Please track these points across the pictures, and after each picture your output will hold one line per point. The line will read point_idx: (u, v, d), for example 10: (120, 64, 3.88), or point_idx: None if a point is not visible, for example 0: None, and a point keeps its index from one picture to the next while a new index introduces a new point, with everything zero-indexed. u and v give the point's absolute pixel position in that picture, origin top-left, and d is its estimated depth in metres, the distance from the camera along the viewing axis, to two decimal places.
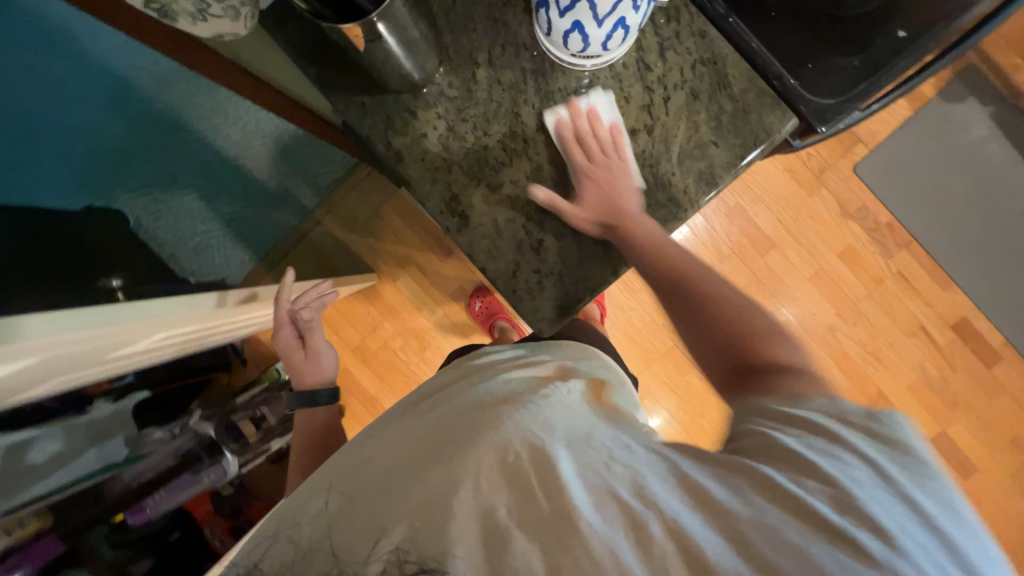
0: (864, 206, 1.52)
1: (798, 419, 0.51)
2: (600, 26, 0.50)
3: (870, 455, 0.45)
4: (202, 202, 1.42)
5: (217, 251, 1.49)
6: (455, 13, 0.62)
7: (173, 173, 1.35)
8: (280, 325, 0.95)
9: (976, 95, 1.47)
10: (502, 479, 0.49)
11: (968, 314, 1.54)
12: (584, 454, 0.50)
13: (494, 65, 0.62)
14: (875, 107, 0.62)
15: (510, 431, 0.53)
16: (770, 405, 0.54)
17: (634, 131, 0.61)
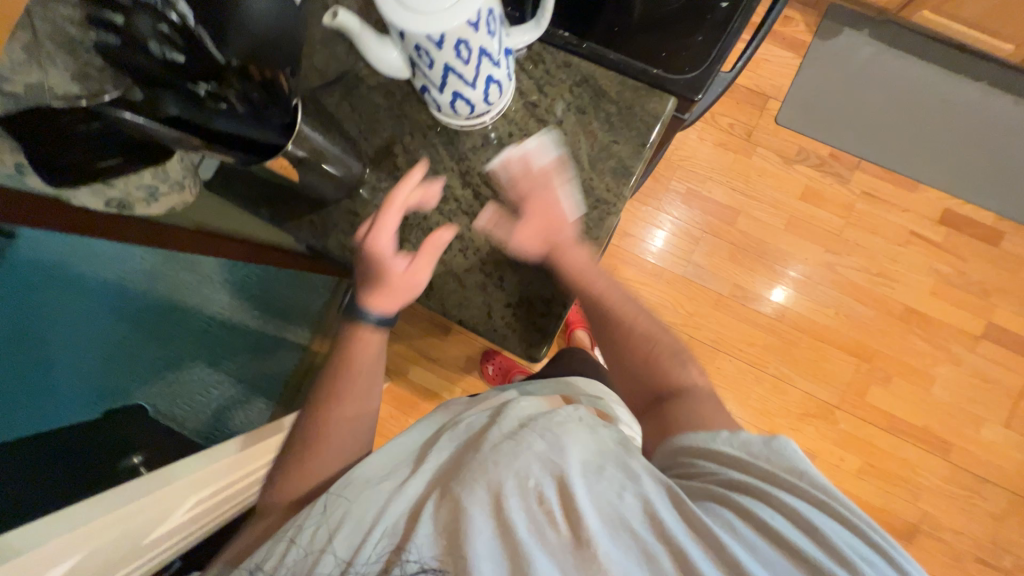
0: (802, 148, 1.60)
1: (719, 462, 0.58)
2: (475, 89, 0.58)
3: (795, 504, 0.51)
4: (208, 368, 1.40)
5: (232, 409, 1.41)
6: (363, 123, 0.72)
7: (176, 354, 1.37)
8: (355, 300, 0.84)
9: (847, 25, 1.62)
10: (525, 503, 0.51)
11: (948, 205, 1.55)
12: (600, 482, 0.52)
13: (409, 151, 0.71)
14: (741, 64, 0.69)
15: (528, 456, 0.54)
16: (698, 450, 0.60)
17: (544, 157, 0.68)
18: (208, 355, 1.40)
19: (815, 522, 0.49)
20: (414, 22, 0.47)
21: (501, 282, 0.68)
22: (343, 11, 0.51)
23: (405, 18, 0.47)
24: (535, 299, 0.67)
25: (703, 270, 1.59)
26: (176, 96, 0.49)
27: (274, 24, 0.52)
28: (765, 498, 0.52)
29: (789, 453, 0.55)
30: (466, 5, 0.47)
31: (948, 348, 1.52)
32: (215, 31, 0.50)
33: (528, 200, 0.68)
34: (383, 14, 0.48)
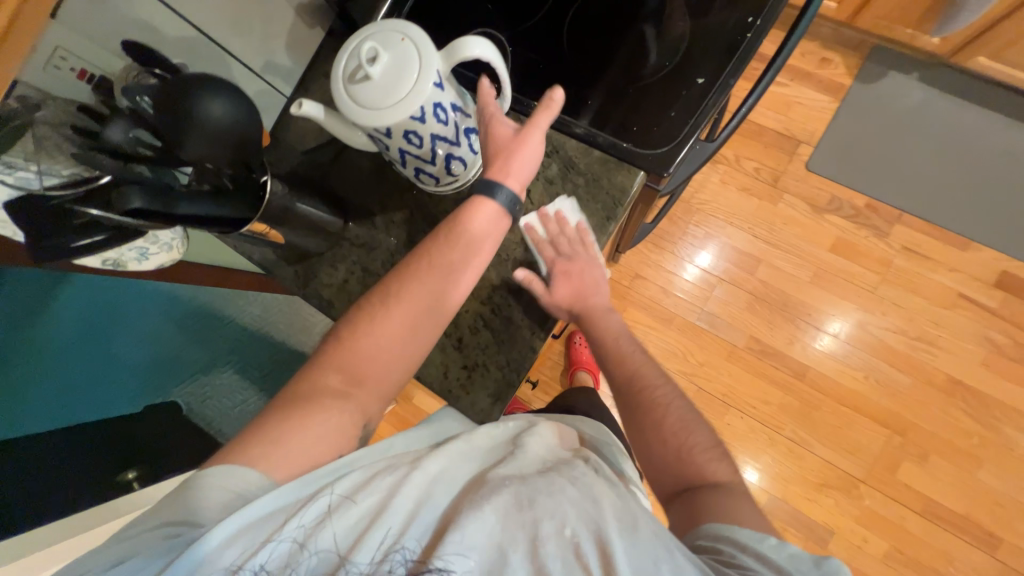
0: (834, 197, 1.50)
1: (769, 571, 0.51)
2: (435, 165, 0.61)
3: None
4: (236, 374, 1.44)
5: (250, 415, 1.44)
6: (348, 182, 0.77)
7: (211, 359, 1.39)
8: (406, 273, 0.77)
9: (893, 69, 1.52)
10: (563, 554, 0.46)
11: (1006, 267, 1.40)
12: (638, 547, 0.48)
13: (386, 210, 0.75)
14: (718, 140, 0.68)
15: (566, 503, 0.50)
16: (746, 547, 0.54)
17: (510, 224, 0.70)
18: (239, 363, 1.45)
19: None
20: (360, 114, 0.51)
21: (458, 343, 0.70)
22: (308, 101, 0.55)
23: (352, 111, 0.50)
24: (491, 363, 0.69)
25: (717, 319, 1.52)
26: (139, 185, 0.47)
27: (233, 129, 0.47)
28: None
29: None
30: (408, 103, 0.50)
31: (999, 428, 1.36)
32: (167, 130, 0.45)
33: (491, 265, 0.70)
34: (336, 105, 0.52)
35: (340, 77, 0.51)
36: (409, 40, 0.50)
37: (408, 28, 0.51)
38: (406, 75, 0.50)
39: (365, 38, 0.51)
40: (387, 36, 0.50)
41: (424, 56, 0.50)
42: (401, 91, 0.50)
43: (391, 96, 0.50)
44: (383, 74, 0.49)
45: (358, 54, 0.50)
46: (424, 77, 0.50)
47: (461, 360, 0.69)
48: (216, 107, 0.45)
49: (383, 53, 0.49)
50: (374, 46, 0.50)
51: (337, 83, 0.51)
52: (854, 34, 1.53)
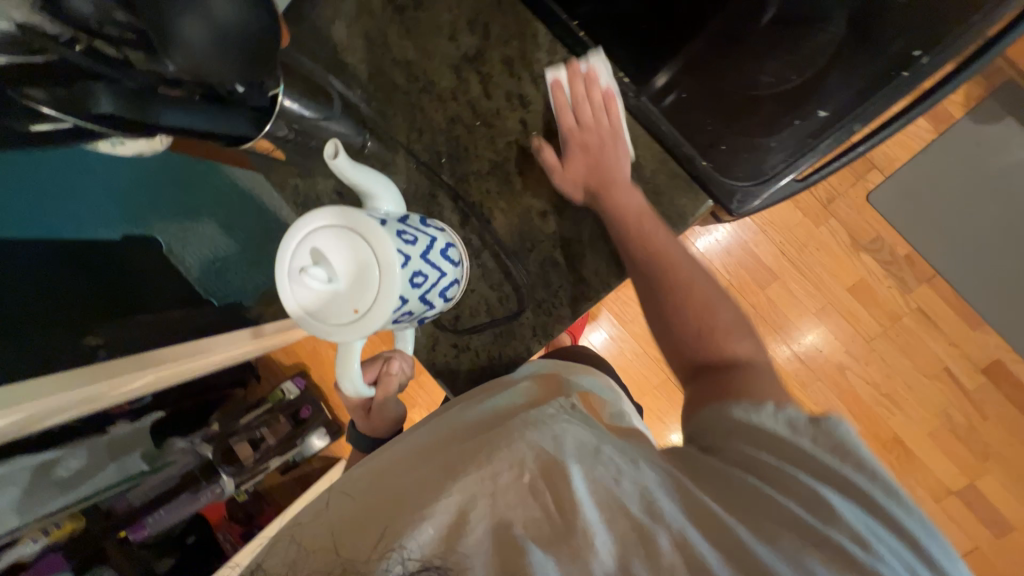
0: (879, 238, 1.40)
1: (781, 453, 0.42)
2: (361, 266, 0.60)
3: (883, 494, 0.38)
4: (221, 231, 1.33)
5: (232, 274, 1.36)
6: (377, 99, 0.65)
7: (195, 205, 1.30)
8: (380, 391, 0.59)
9: (1013, 115, 1.32)
10: (516, 496, 0.41)
11: (1002, 357, 1.38)
12: (598, 466, 0.43)
13: (412, 149, 0.64)
14: (813, 180, 0.56)
15: (520, 443, 0.45)
16: (754, 433, 0.44)
17: (545, 213, 0.62)
18: (224, 220, 1.32)
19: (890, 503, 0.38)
20: (282, 255, 0.46)
21: (455, 322, 0.65)
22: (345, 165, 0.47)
23: (282, 253, 0.45)
24: (481, 351, 0.65)
25: None
26: (112, 82, 0.39)
27: (228, 35, 0.38)
28: (845, 489, 0.39)
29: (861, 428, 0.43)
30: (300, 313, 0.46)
31: (914, 490, 1.46)
32: (152, 24, 0.37)
33: (512, 251, 0.63)
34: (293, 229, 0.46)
35: (315, 236, 0.45)
36: (354, 312, 0.45)
37: (377, 308, 0.45)
38: (317, 313, 0.46)
39: (353, 266, 0.45)
40: (363, 289, 0.45)
41: (342, 330, 0.46)
42: (299, 305, 0.46)
43: (292, 294, 0.46)
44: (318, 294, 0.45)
45: (326, 265, 0.44)
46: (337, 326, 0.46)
47: (451, 338, 0.66)
48: (215, 7, 0.37)
49: (332, 288, 0.44)
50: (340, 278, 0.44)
51: (307, 236, 0.45)
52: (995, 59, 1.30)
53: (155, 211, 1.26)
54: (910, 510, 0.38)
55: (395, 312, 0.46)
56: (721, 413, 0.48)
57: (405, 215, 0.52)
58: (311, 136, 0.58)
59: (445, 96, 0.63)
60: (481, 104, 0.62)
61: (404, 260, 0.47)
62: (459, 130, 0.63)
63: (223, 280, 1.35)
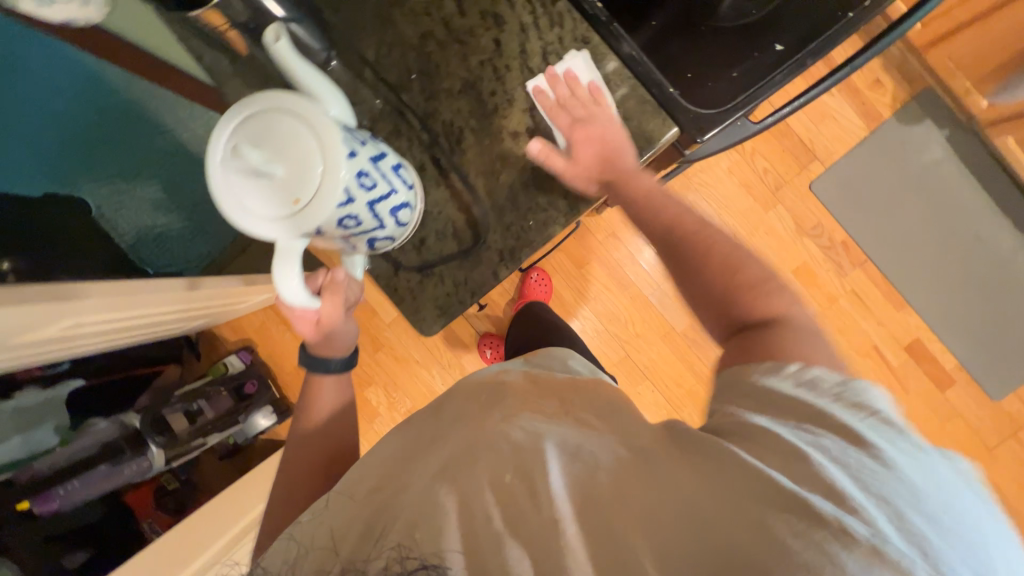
0: (819, 224, 1.50)
1: (827, 422, 0.38)
2: (384, 227, 0.52)
3: (934, 497, 0.33)
4: (162, 194, 1.30)
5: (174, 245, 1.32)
6: (343, 10, 0.62)
7: (136, 164, 1.28)
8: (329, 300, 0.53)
9: (932, 117, 1.46)
10: (508, 500, 0.40)
11: (921, 336, 1.49)
12: (583, 472, 0.41)
13: (381, 63, 0.62)
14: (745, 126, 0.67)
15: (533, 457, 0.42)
16: (815, 411, 0.39)
17: (516, 133, 0.61)
18: (165, 183, 1.30)
19: (914, 474, 0.34)
20: (211, 150, 0.39)
21: (419, 246, 0.63)
22: (287, 47, 0.43)
23: (209, 142, 0.38)
24: (448, 276, 0.63)
25: (669, 300, 1.54)
26: None
27: None
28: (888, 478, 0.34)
29: (871, 403, 0.38)
30: (233, 209, 0.39)
31: None
32: None
33: (482, 172, 0.62)
34: (225, 110, 0.39)
35: (249, 121, 0.39)
36: (293, 205, 0.39)
37: (320, 201, 0.39)
38: (253, 207, 0.39)
39: (296, 151, 0.39)
40: (305, 179, 0.39)
41: (278, 227, 0.40)
42: (230, 202, 0.39)
43: (220, 192, 0.39)
44: (251, 183, 0.39)
45: (264, 148, 0.38)
46: (273, 221, 0.40)
47: (418, 263, 0.63)
48: None
49: (271, 175, 0.38)
50: (281, 165, 0.39)
51: (243, 122, 0.39)
52: (917, 66, 1.44)
53: (94, 176, 1.27)
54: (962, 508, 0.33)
55: (340, 208, 0.42)
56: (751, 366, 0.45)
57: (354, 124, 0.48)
58: None
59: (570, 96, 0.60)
60: (453, 21, 0.61)
61: (351, 153, 0.42)
62: (430, 46, 0.61)
63: (162, 250, 1.31)
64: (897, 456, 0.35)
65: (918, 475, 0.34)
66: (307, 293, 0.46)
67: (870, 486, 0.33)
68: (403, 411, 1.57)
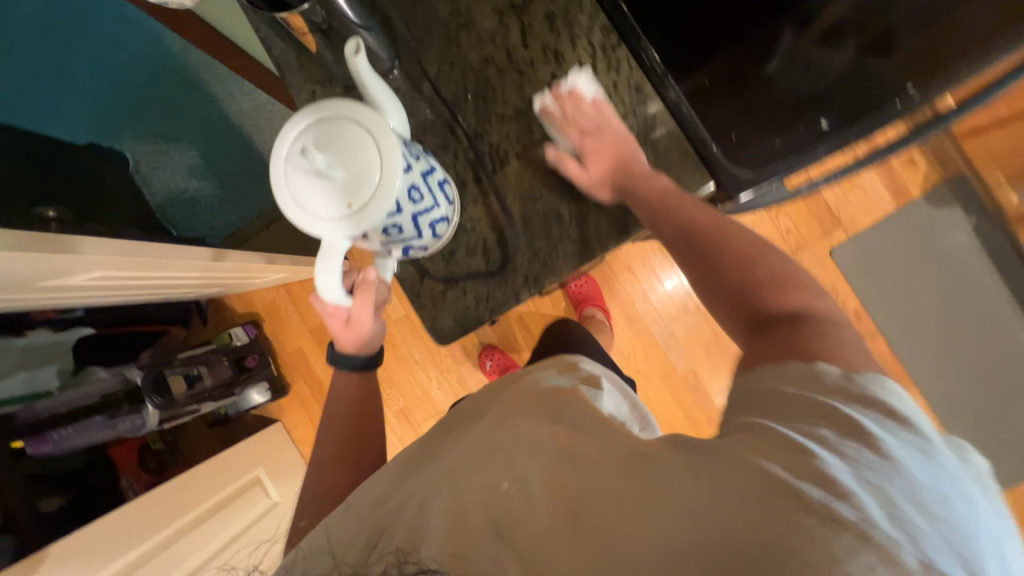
0: (834, 290, 1.50)
1: (838, 414, 0.34)
2: (421, 237, 0.54)
3: (942, 499, 0.30)
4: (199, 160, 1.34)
5: (205, 211, 1.35)
6: (413, 24, 0.65)
7: (179, 128, 1.32)
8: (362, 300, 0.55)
9: (961, 203, 1.46)
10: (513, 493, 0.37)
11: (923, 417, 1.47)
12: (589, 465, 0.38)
13: (440, 80, 0.65)
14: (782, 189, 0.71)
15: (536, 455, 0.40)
16: (836, 408, 0.35)
17: (559, 165, 0.63)
18: (204, 149, 1.33)
19: (917, 471, 0.31)
20: (278, 143, 0.41)
21: (449, 258, 0.65)
22: (364, 59, 0.44)
23: (278, 138, 0.41)
24: (471, 290, 0.65)
25: (675, 342, 1.54)
26: None
27: None
28: (900, 469, 0.31)
29: (891, 393, 0.36)
30: (290, 203, 0.42)
31: None
32: None
33: (520, 198, 0.64)
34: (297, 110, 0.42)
35: (316, 122, 0.41)
36: (346, 208, 0.41)
37: (371, 208, 0.41)
38: (308, 204, 0.41)
39: (356, 158, 0.41)
40: (360, 186, 0.41)
41: (329, 227, 0.42)
42: (286, 195, 0.41)
43: (280, 184, 0.42)
44: (310, 182, 0.41)
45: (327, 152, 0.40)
46: (325, 220, 0.42)
47: (444, 274, 0.65)
48: None
49: (330, 178, 0.40)
50: (340, 168, 0.40)
51: (312, 124, 0.41)
52: (952, 151, 1.44)
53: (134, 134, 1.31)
54: (965, 505, 0.31)
55: (388, 216, 0.44)
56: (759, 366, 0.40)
57: (407, 137, 0.50)
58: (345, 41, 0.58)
59: (574, 112, 0.61)
60: (515, 51, 0.63)
61: (406, 166, 0.44)
62: (489, 71, 0.64)
63: (193, 214, 1.34)
64: (911, 447, 0.32)
65: (927, 472, 0.32)
66: (342, 290, 0.48)
67: (878, 481, 0.31)
68: (395, 408, 1.58)
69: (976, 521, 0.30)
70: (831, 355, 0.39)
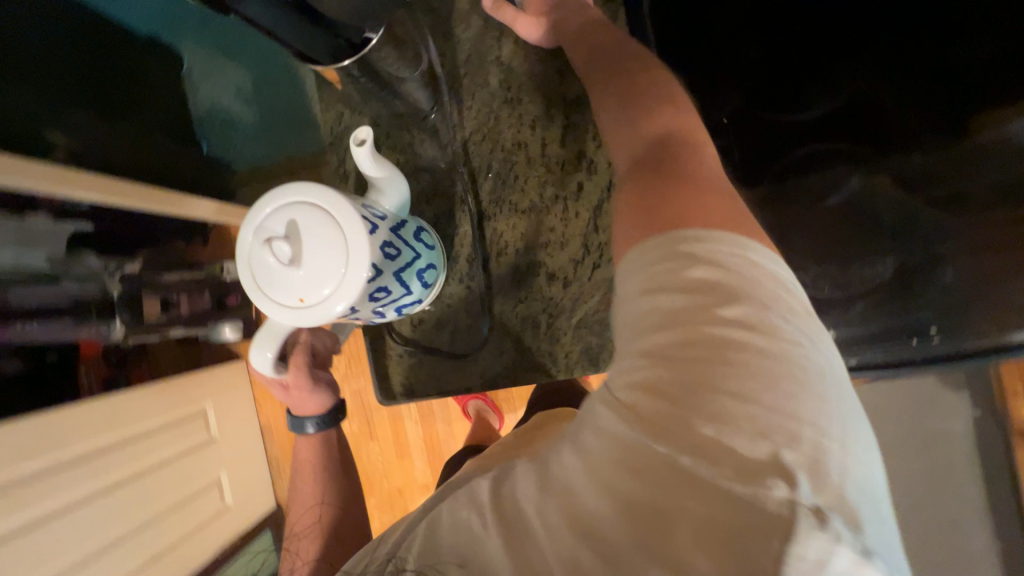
0: None
1: (705, 286, 0.33)
2: (384, 318, 0.52)
3: (774, 366, 0.31)
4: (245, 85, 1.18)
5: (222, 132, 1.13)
6: (461, 83, 0.63)
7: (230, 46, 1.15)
8: (297, 365, 0.52)
9: None
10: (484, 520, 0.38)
11: None
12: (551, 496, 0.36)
13: (469, 148, 0.63)
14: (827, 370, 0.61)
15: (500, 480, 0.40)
16: (675, 306, 0.33)
17: (553, 277, 0.61)
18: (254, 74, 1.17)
19: (774, 356, 0.31)
20: (261, 205, 0.40)
21: (416, 325, 0.63)
22: (368, 152, 0.44)
23: (253, 208, 0.39)
24: (426, 363, 0.64)
25: None
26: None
27: None
28: (727, 364, 0.31)
29: (758, 255, 0.34)
30: (246, 276, 0.40)
31: None
32: None
33: (504, 294, 0.62)
34: (283, 184, 0.40)
35: (299, 205, 0.39)
36: (298, 301, 0.40)
37: (323, 310, 0.40)
38: (261, 284, 0.40)
39: (321, 255, 0.39)
40: (318, 286, 0.39)
41: (275, 311, 0.40)
42: (245, 266, 0.40)
43: (243, 252, 0.40)
44: (269, 265, 0.39)
45: (295, 242, 0.38)
46: (273, 305, 0.40)
47: (406, 338, 0.64)
48: None
49: (290, 269, 0.39)
50: (302, 264, 0.39)
51: (292, 205, 0.39)
52: None
53: (196, 28, 0.97)
54: (798, 357, 0.31)
55: (342, 316, 0.42)
56: (619, 283, 0.37)
57: (403, 222, 0.49)
58: (381, 90, 0.57)
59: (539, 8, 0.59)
60: (551, 146, 0.61)
61: (377, 272, 0.42)
62: (518, 156, 0.61)
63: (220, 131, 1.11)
64: (746, 322, 0.32)
65: (761, 347, 0.31)
66: (276, 365, 0.48)
67: (708, 397, 0.31)
68: None
69: (812, 368, 0.31)
70: (699, 213, 0.35)
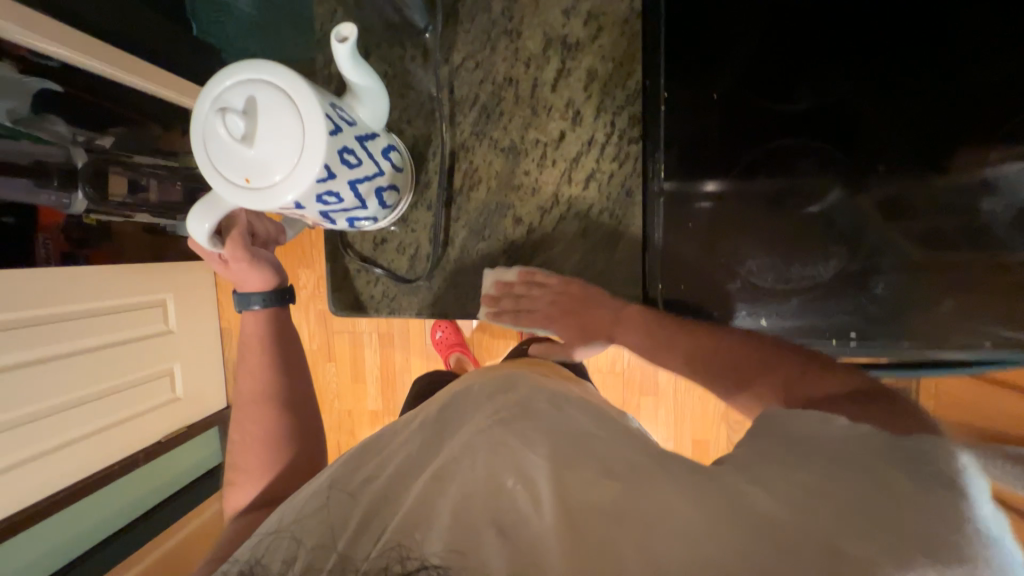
0: None
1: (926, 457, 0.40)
2: (336, 224, 0.53)
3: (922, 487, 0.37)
4: None
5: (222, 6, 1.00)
6: (461, 9, 0.65)
7: None
8: (234, 240, 0.52)
9: None
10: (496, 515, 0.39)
11: None
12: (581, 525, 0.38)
13: (457, 77, 0.66)
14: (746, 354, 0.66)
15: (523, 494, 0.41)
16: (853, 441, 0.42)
17: (519, 219, 0.69)
18: None
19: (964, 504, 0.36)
20: (225, 74, 0.39)
21: (378, 243, 0.67)
22: (344, 50, 0.43)
23: (215, 76, 0.39)
24: (380, 279, 0.69)
25: None
26: None
27: None
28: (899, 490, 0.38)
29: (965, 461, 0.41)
30: (196, 143, 0.40)
31: None
32: None
33: (469, 228, 0.68)
34: (249, 56, 0.39)
35: (263, 83, 0.39)
36: (243, 180, 0.40)
37: (269, 196, 0.40)
38: (209, 153, 0.39)
39: (276, 140, 0.39)
40: (267, 170, 0.39)
41: (221, 186, 0.40)
42: (198, 131, 0.39)
43: (197, 118, 0.39)
44: (219, 135, 0.38)
45: (250, 117, 0.38)
46: (218, 178, 0.40)
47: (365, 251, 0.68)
48: None
49: (240, 145, 0.38)
50: (254, 143, 0.38)
51: (255, 81, 0.38)
52: None
53: None
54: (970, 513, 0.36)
55: (285, 209, 0.42)
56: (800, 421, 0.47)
57: (374, 134, 0.49)
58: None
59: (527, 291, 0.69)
60: (541, 93, 0.66)
61: (328, 174, 0.42)
62: (506, 93, 0.66)
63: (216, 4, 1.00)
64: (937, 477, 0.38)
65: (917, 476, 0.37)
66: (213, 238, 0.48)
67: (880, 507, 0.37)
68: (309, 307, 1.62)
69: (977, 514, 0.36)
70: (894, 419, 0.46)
